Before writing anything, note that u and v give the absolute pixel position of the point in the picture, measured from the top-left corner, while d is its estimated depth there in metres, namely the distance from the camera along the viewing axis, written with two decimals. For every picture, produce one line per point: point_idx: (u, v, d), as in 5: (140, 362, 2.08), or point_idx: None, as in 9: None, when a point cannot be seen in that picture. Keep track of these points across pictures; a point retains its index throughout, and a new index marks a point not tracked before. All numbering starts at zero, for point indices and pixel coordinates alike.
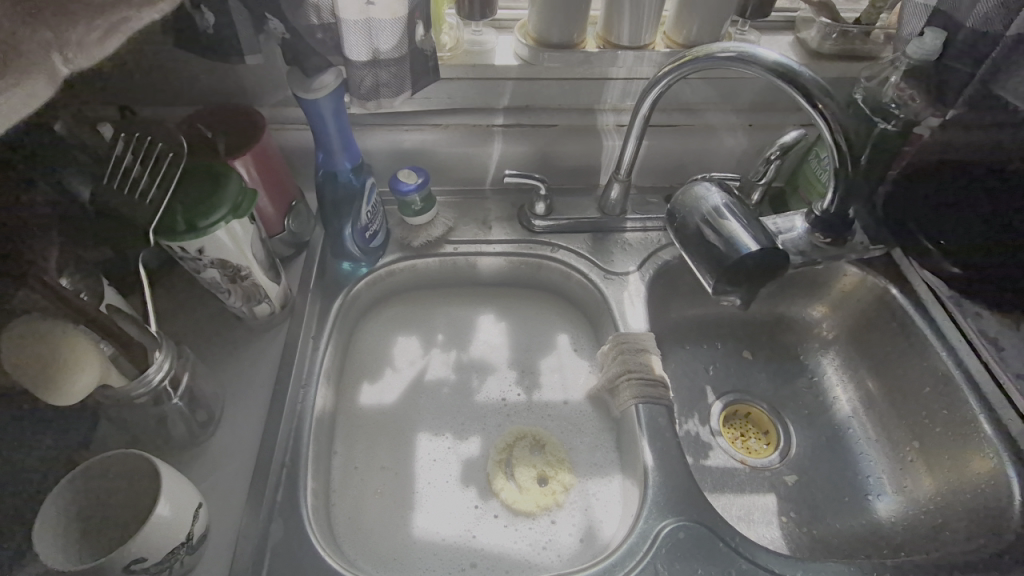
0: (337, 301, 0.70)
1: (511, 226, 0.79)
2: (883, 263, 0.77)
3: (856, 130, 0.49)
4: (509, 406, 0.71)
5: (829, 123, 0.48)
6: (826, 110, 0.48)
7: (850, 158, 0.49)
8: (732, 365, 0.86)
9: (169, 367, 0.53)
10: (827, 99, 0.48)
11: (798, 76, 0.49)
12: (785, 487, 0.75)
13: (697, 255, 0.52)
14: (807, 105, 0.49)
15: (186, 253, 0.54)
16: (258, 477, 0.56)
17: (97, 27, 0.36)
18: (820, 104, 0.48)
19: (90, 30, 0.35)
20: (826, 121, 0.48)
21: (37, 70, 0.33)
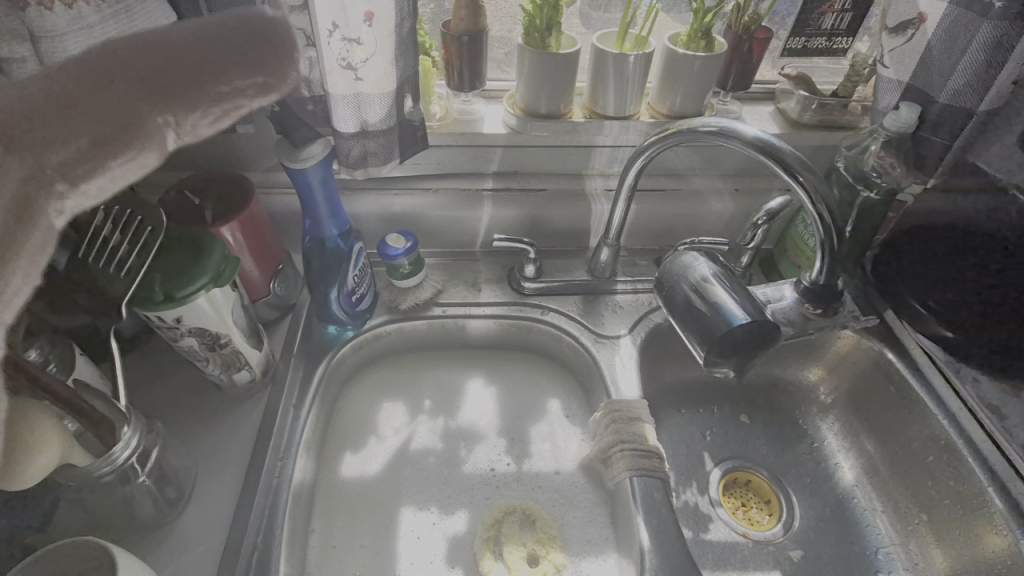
0: (321, 367, 0.69)
1: (501, 288, 0.79)
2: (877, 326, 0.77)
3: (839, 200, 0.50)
4: (498, 477, 0.68)
5: (808, 194, 0.49)
6: (806, 182, 0.49)
7: (834, 227, 0.49)
8: (730, 430, 0.83)
9: (137, 443, 0.50)
10: (807, 171, 0.49)
11: (778, 150, 0.49)
12: (790, 563, 0.71)
13: (685, 323, 0.51)
14: (789, 178, 0.49)
15: (163, 321, 0.53)
16: (227, 561, 0.52)
17: (210, 114, 0.36)
18: (801, 176, 0.49)
19: (204, 116, 0.35)
20: (807, 193, 0.49)
21: (152, 144, 0.32)
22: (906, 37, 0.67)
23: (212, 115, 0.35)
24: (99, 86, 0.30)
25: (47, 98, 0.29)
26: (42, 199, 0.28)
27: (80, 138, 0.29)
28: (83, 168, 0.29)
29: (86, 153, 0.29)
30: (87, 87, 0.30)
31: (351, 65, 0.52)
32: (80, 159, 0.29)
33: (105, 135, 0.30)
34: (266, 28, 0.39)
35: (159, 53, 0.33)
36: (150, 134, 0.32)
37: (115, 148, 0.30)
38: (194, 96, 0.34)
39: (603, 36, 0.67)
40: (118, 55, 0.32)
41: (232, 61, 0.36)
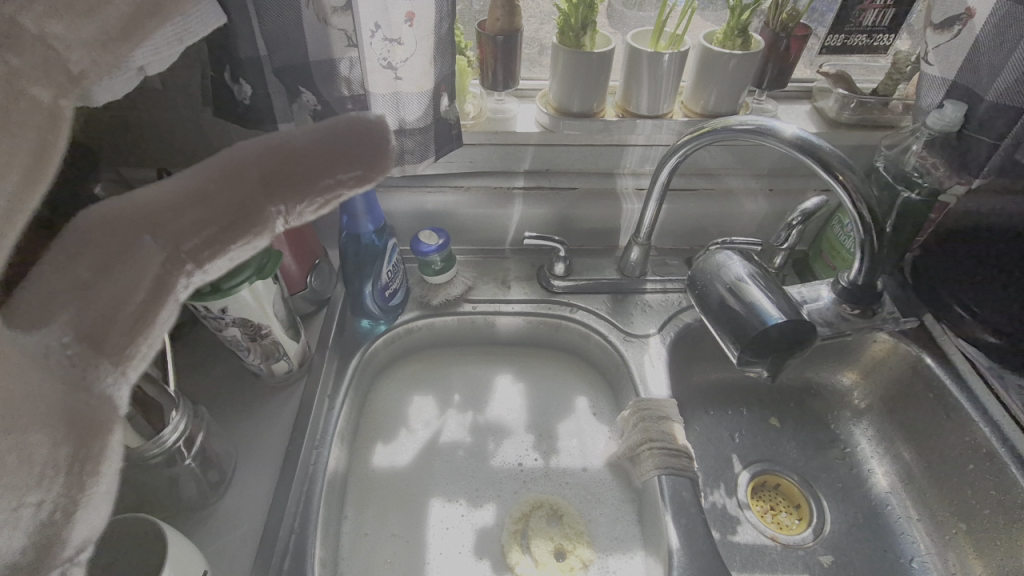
0: (355, 359, 0.70)
1: (530, 286, 0.79)
2: (915, 331, 0.75)
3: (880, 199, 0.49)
4: (526, 471, 0.69)
5: (848, 193, 0.48)
6: (846, 180, 0.48)
7: (874, 227, 0.49)
8: (760, 433, 0.82)
9: (184, 427, 0.52)
10: (848, 170, 0.48)
11: (817, 148, 0.49)
12: (820, 568, 0.70)
13: (718, 323, 0.51)
14: (828, 177, 0.49)
15: (209, 312, 0.55)
16: (266, 543, 0.54)
17: (318, 202, 0.29)
18: (841, 174, 0.48)
19: (312, 204, 0.29)
20: (847, 191, 0.48)
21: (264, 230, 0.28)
22: (953, 33, 0.65)
23: (320, 204, 0.29)
24: (231, 175, 0.27)
25: (179, 192, 0.26)
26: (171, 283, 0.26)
27: (205, 228, 0.26)
28: (210, 252, 0.26)
29: (213, 239, 0.26)
30: (223, 180, 0.27)
31: (391, 65, 0.54)
32: (206, 245, 0.26)
33: (227, 220, 0.26)
34: (370, 122, 0.31)
35: (285, 146, 0.28)
36: (265, 224, 0.27)
37: (236, 235, 0.27)
38: (300, 185, 0.28)
39: (638, 35, 0.67)
40: (250, 144, 0.28)
41: (351, 150, 0.29)
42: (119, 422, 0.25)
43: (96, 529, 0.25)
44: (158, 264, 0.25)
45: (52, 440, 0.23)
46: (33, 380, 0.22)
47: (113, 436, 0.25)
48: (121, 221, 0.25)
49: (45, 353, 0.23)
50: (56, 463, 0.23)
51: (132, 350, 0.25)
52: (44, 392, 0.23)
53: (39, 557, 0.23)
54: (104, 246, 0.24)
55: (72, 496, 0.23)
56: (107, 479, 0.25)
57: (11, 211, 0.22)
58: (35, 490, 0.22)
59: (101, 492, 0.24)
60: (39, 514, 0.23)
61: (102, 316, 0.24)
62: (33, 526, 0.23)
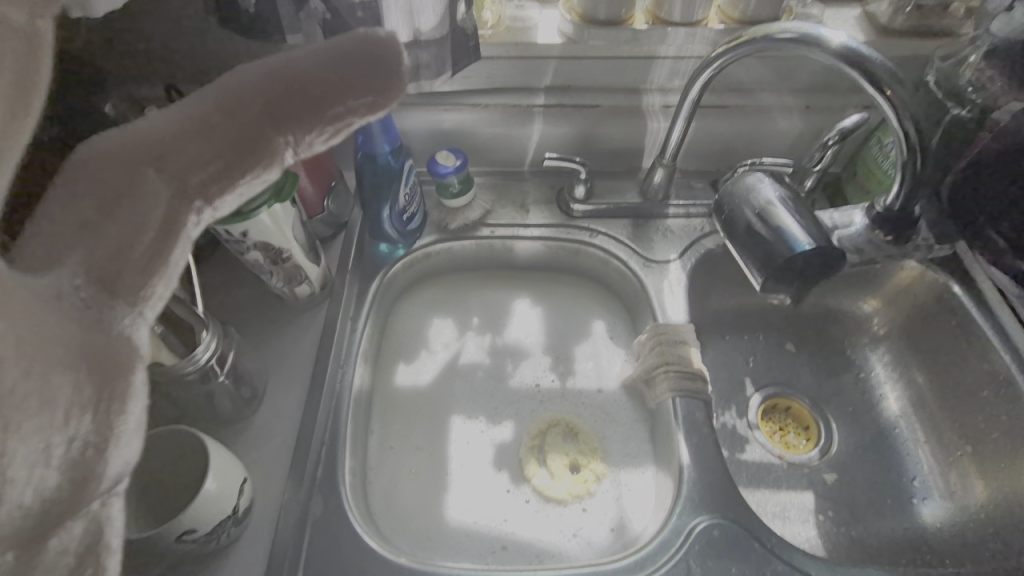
0: (375, 282, 0.71)
1: (549, 209, 0.78)
2: (946, 260, 0.73)
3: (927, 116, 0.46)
4: (543, 391, 0.71)
5: (895, 109, 0.45)
6: (893, 95, 0.45)
7: (920, 148, 0.46)
8: (774, 358, 0.83)
9: (216, 347, 0.54)
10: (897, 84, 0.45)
11: (866, 58, 0.45)
12: (823, 485, 0.73)
13: (744, 248, 0.50)
14: (874, 91, 0.45)
15: (230, 236, 0.55)
16: (300, 453, 0.58)
17: (326, 132, 0.30)
18: (889, 89, 0.45)
19: (320, 134, 0.29)
20: (894, 107, 0.45)
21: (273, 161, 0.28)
22: None
23: (328, 132, 0.30)
24: (235, 104, 0.27)
25: (183, 122, 0.26)
26: (185, 218, 0.26)
27: (214, 160, 0.26)
28: (216, 187, 0.27)
29: (222, 172, 0.27)
30: (228, 111, 0.27)
31: None
32: (217, 179, 0.27)
33: (231, 158, 0.27)
34: (376, 43, 0.31)
35: (289, 72, 0.29)
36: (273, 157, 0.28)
37: (245, 169, 0.27)
38: (306, 113, 0.28)
39: None
40: (252, 73, 0.28)
41: (355, 76, 0.30)
42: (139, 361, 0.25)
43: (131, 462, 0.25)
44: (167, 199, 0.25)
45: (78, 381, 0.22)
46: (52, 321, 0.22)
47: (136, 376, 0.25)
48: (125, 154, 0.25)
49: (58, 295, 0.23)
50: (80, 402, 0.22)
51: (148, 292, 0.25)
52: (64, 335, 0.22)
53: (75, 492, 0.23)
54: (109, 179, 0.24)
55: (103, 432, 0.23)
56: (135, 413, 0.25)
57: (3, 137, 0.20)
58: (61, 432, 0.22)
59: (133, 428, 0.24)
60: (70, 452, 0.22)
61: (115, 252, 0.24)
62: (65, 464, 0.22)
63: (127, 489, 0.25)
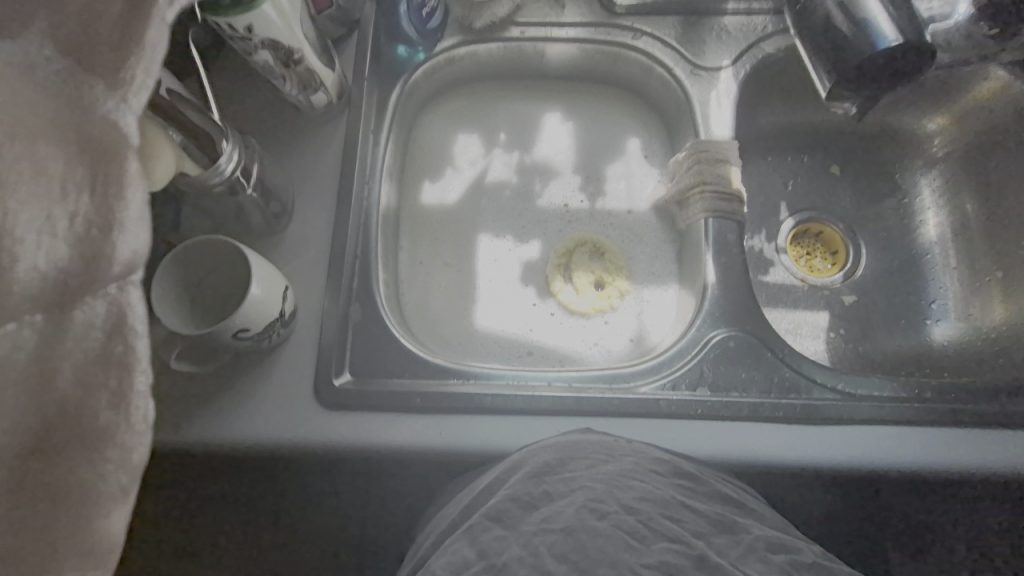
0: (396, 91, 0.66)
1: (588, 5, 0.67)
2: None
3: None
4: (571, 212, 0.70)
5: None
6: None
7: None
8: (815, 181, 0.80)
9: (238, 158, 0.53)
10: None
11: None
12: (840, 306, 0.75)
13: (814, 49, 0.44)
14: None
15: (234, 32, 0.49)
16: (335, 266, 0.59)
17: None
18: None
19: None
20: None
21: None
22: None
23: None
24: None
25: None
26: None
27: None
28: None
29: None
30: None
31: None
32: None
33: None
34: None
35: None
36: None
37: None
38: None
39: None
40: None
41: None
42: (132, 150, 0.28)
43: (139, 254, 0.29)
44: None
45: (69, 161, 0.26)
46: (34, 97, 0.26)
47: (129, 163, 0.28)
48: None
49: (33, 68, 0.27)
50: (75, 181, 0.26)
51: (123, 74, 0.28)
52: (50, 108, 0.26)
53: (88, 264, 0.27)
54: None
55: (101, 213, 0.27)
56: (136, 203, 0.28)
57: None
58: (62, 204, 0.26)
59: (134, 217, 0.28)
60: (74, 226, 0.26)
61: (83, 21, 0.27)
62: (71, 238, 0.26)
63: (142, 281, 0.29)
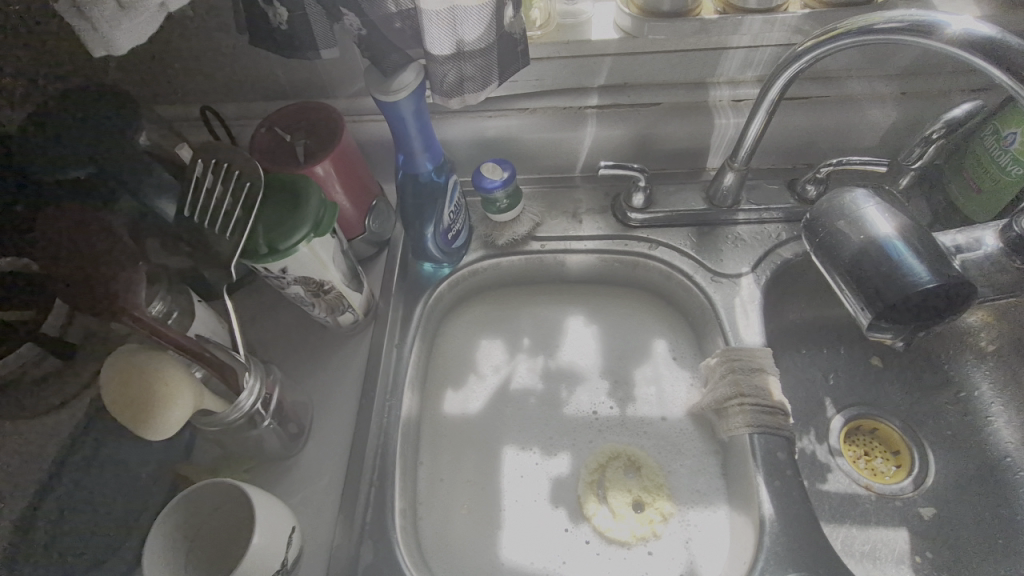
0: (420, 305, 0.67)
1: (604, 219, 0.71)
2: None
3: (996, 170, 0.58)
4: (601, 420, 0.66)
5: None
6: None
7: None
8: (858, 374, 0.75)
9: (259, 390, 0.53)
10: None
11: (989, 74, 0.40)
12: (919, 521, 0.65)
13: (840, 273, 0.45)
14: (1007, 80, 0.40)
15: (270, 272, 0.53)
16: (348, 496, 0.55)
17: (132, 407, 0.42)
18: None
19: (126, 399, 0.42)
20: None
21: (151, 390, 0.43)
22: None
23: (136, 402, 0.42)
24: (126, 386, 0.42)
25: (117, 393, 0.42)
26: (156, 382, 0.43)
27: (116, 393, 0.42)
28: (123, 402, 0.42)
29: (124, 388, 0.42)
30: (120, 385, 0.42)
31: None
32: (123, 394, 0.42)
33: (135, 386, 0.42)
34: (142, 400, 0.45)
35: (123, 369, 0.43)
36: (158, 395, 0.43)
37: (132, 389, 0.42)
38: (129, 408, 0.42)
39: None
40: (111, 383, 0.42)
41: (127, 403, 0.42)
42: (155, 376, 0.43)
43: (129, 412, 0.42)
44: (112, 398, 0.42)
45: (142, 388, 0.42)
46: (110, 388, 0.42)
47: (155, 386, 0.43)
48: (123, 382, 0.42)
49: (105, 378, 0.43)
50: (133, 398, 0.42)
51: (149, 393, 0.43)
52: (113, 392, 0.42)
53: None
54: (128, 381, 0.42)
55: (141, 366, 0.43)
56: (163, 377, 0.44)
57: (152, 376, 0.43)
58: (130, 398, 0.42)
59: (150, 384, 0.43)
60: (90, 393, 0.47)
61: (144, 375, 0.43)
62: None
63: (152, 390, 0.43)
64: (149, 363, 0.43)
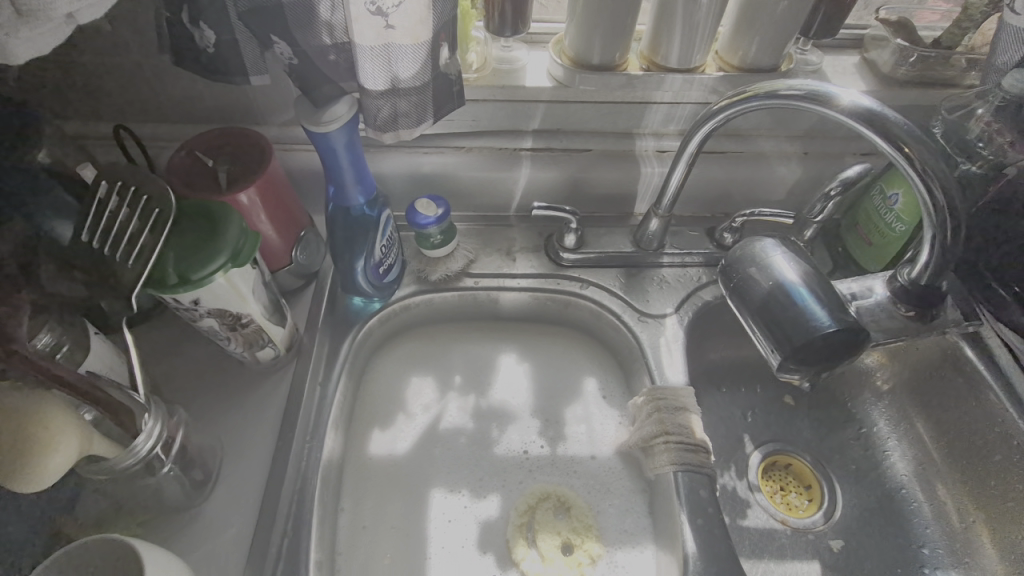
0: (347, 341, 0.65)
1: (537, 258, 0.73)
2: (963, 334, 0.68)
3: (884, 226, 0.65)
4: (531, 460, 0.65)
5: (915, 167, 0.44)
6: (912, 154, 0.44)
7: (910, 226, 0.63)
8: (773, 411, 0.79)
9: (160, 432, 0.48)
10: (916, 139, 0.44)
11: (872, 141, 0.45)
12: (830, 554, 0.69)
13: (752, 316, 0.48)
14: (891, 149, 0.44)
15: (180, 303, 0.49)
16: (257, 549, 0.51)
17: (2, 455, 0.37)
18: (907, 146, 0.44)
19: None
20: (912, 164, 0.44)
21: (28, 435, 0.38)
22: None
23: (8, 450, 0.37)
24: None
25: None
26: (36, 427, 0.38)
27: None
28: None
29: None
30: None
31: (381, 11, 0.44)
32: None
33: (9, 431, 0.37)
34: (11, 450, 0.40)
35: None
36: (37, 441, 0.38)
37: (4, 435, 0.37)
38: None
39: None
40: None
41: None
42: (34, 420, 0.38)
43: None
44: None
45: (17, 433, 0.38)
46: None
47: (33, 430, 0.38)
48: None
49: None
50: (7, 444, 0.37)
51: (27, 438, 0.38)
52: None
53: None
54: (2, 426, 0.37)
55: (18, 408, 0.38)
56: (43, 420, 0.39)
57: (30, 419, 0.38)
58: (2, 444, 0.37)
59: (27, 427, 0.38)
60: None
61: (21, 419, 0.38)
62: None
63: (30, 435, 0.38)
64: (28, 405, 0.39)
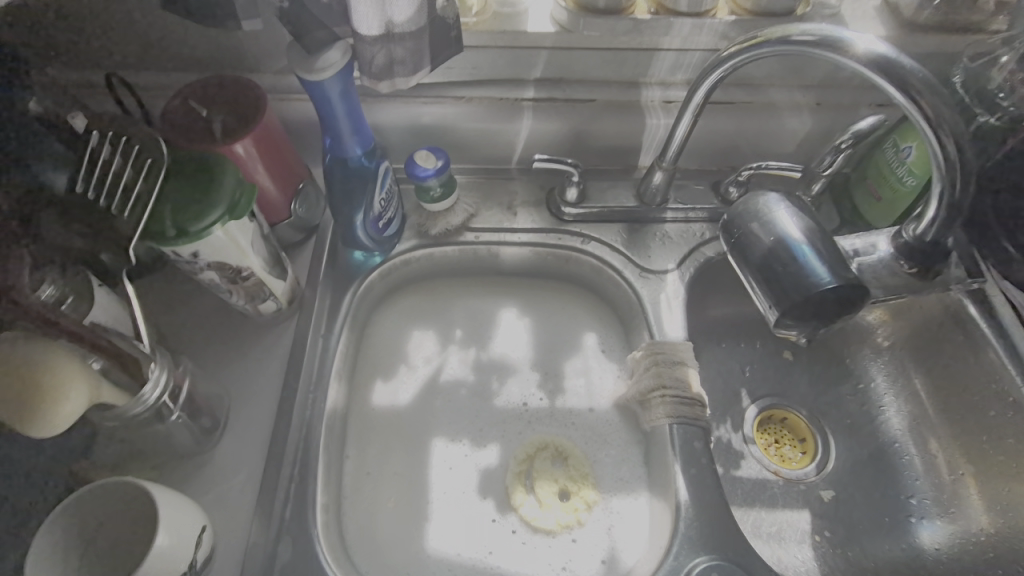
0: (349, 295, 0.65)
1: (539, 212, 0.72)
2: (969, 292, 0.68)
3: (895, 180, 0.63)
4: (531, 412, 0.66)
5: (928, 118, 0.43)
6: (926, 104, 0.42)
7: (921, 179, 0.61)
8: (772, 366, 0.80)
9: (166, 381, 0.50)
10: (932, 88, 0.42)
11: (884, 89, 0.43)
12: (820, 503, 0.71)
13: (752, 273, 0.48)
14: (905, 99, 0.43)
15: (180, 256, 0.49)
16: (265, 492, 0.53)
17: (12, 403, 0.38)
18: (921, 97, 0.42)
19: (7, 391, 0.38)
20: (925, 115, 0.43)
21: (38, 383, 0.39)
22: None
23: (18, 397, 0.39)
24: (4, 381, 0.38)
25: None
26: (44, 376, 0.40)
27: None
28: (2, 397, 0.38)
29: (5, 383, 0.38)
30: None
31: None
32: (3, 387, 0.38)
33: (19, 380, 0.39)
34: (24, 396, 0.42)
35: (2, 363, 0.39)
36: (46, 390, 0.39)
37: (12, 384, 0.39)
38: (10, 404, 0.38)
39: None
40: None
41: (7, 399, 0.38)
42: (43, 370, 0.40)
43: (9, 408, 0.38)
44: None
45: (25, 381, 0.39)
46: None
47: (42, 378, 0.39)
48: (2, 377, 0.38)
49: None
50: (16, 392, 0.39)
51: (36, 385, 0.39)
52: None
53: None
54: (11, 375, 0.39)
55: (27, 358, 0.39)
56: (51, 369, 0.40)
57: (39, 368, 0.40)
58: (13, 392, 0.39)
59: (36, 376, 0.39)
60: None
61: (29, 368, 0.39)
62: None
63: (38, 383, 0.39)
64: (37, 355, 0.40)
